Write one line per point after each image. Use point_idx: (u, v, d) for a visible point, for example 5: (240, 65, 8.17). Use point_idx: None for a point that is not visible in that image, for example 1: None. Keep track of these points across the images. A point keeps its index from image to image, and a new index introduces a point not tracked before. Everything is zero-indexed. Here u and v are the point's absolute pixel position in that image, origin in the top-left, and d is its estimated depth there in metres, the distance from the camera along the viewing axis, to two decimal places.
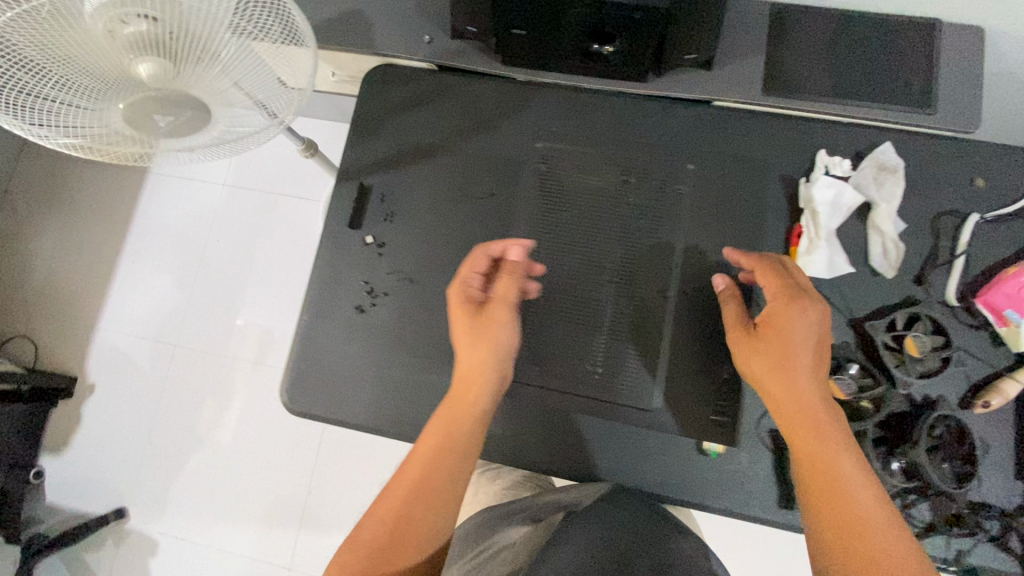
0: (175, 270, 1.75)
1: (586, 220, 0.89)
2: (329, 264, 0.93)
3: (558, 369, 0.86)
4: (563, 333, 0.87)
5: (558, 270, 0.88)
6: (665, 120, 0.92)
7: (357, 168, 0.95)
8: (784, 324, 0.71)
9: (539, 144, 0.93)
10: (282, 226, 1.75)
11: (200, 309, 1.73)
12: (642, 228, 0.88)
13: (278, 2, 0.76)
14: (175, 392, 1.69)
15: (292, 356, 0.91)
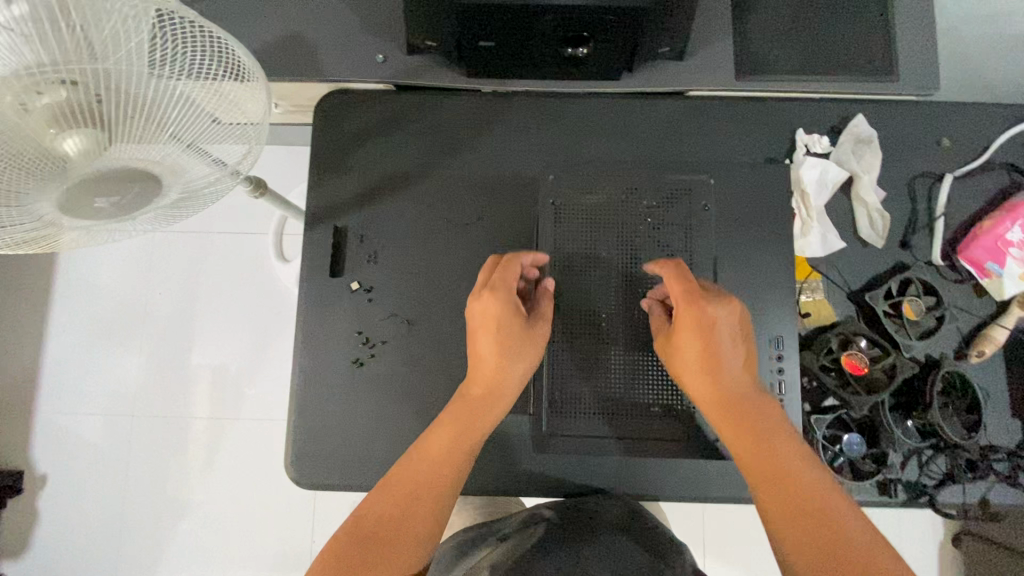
0: (116, 332, 1.58)
1: (583, 231, 0.83)
2: (316, 318, 0.86)
3: (576, 392, 0.81)
4: (577, 354, 0.81)
5: (564, 288, 0.82)
6: (646, 116, 0.89)
7: (329, 210, 0.88)
8: (702, 324, 0.72)
9: (520, 158, 0.89)
10: (231, 266, 1.61)
11: (153, 370, 1.57)
12: (644, 229, 0.83)
13: (213, 37, 0.64)
14: (143, 466, 1.54)
15: (293, 426, 0.84)
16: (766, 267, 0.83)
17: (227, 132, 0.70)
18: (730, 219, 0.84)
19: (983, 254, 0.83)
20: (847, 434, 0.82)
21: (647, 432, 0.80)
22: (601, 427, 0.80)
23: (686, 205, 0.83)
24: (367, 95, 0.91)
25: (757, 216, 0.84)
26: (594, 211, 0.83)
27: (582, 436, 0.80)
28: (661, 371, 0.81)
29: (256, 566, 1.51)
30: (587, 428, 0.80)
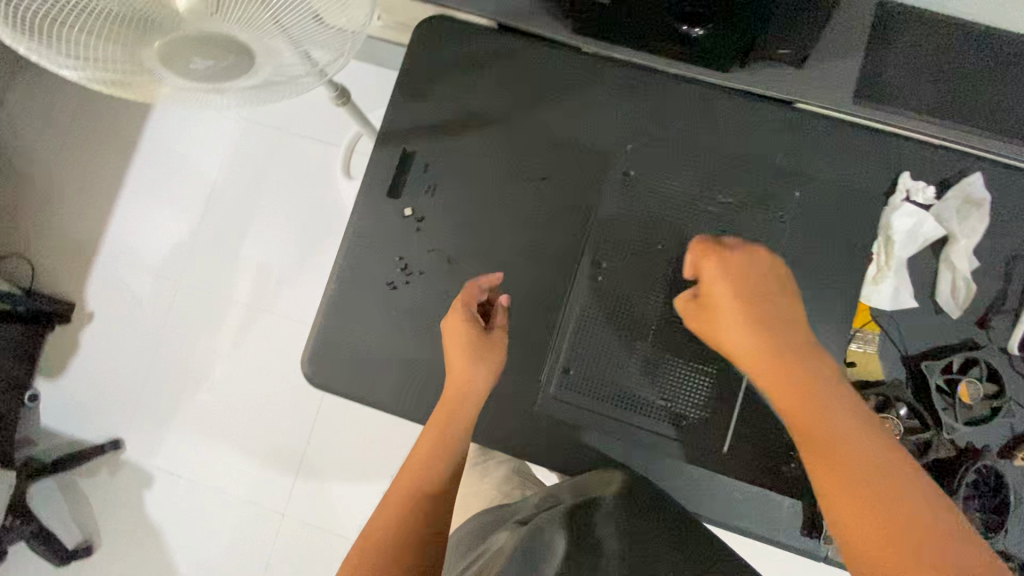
0: (182, 201, 1.67)
1: (649, 223, 0.81)
2: (363, 233, 0.87)
3: (593, 378, 0.80)
4: (605, 341, 0.80)
5: (614, 271, 0.81)
6: (744, 117, 0.84)
7: (400, 132, 0.88)
8: (732, 280, 0.69)
9: (603, 127, 0.86)
10: (298, 168, 1.66)
11: (206, 246, 1.66)
12: (712, 235, 0.81)
13: None
14: (177, 330, 1.65)
15: (318, 327, 0.87)
16: (825, 305, 0.79)
17: (324, 32, 0.69)
18: (805, 246, 0.80)
19: None
20: None
21: (668, 431, 0.79)
22: (623, 414, 0.80)
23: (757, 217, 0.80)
24: (470, 26, 0.90)
25: (834, 253, 0.80)
26: (659, 195, 0.82)
27: (603, 415, 0.80)
28: (683, 378, 0.79)
29: (254, 449, 1.60)
30: (610, 410, 0.80)
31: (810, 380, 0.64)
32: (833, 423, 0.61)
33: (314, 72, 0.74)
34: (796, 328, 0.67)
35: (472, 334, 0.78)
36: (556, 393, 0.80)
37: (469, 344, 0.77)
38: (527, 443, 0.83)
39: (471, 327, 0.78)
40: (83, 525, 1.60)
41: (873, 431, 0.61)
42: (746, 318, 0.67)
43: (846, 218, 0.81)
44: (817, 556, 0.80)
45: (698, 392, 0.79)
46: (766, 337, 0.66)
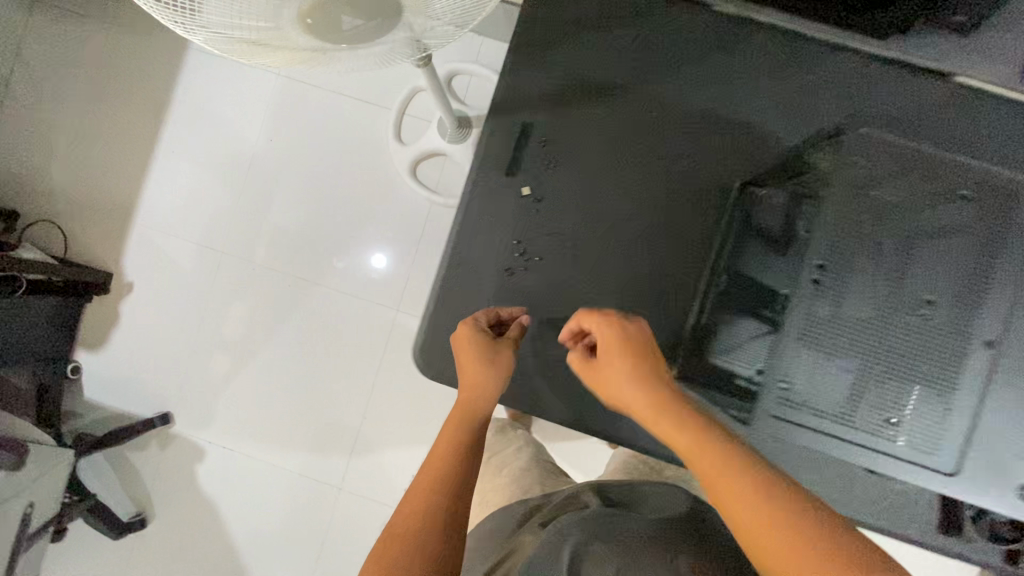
0: (221, 165, 1.57)
1: (872, 212, 0.65)
2: (475, 214, 0.80)
3: (795, 399, 0.65)
4: (812, 355, 0.66)
5: (835, 273, 0.64)
6: (902, 90, 0.76)
7: (516, 102, 0.79)
8: (629, 351, 0.55)
9: (742, 100, 0.78)
10: (347, 130, 1.55)
11: (248, 213, 1.57)
12: (946, 228, 0.65)
13: None
14: (222, 302, 1.58)
15: (428, 315, 0.81)
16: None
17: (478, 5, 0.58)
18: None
19: None
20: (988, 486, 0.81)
21: (907, 454, 0.66)
22: (851, 434, 0.66)
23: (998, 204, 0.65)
24: None
25: None
26: (895, 172, 0.65)
27: (829, 437, 0.66)
28: (899, 400, 0.65)
29: (308, 425, 1.57)
30: (836, 431, 0.66)
31: (682, 446, 0.49)
32: (733, 493, 0.45)
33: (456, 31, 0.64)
34: (657, 391, 0.52)
35: (472, 353, 0.69)
36: (768, 412, 0.67)
37: (473, 361, 0.69)
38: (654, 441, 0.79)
39: (474, 348, 0.69)
40: (134, 499, 1.57)
41: (756, 486, 0.45)
42: (658, 401, 0.52)
43: None
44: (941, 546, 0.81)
45: (944, 413, 0.64)
46: (660, 409, 0.51)
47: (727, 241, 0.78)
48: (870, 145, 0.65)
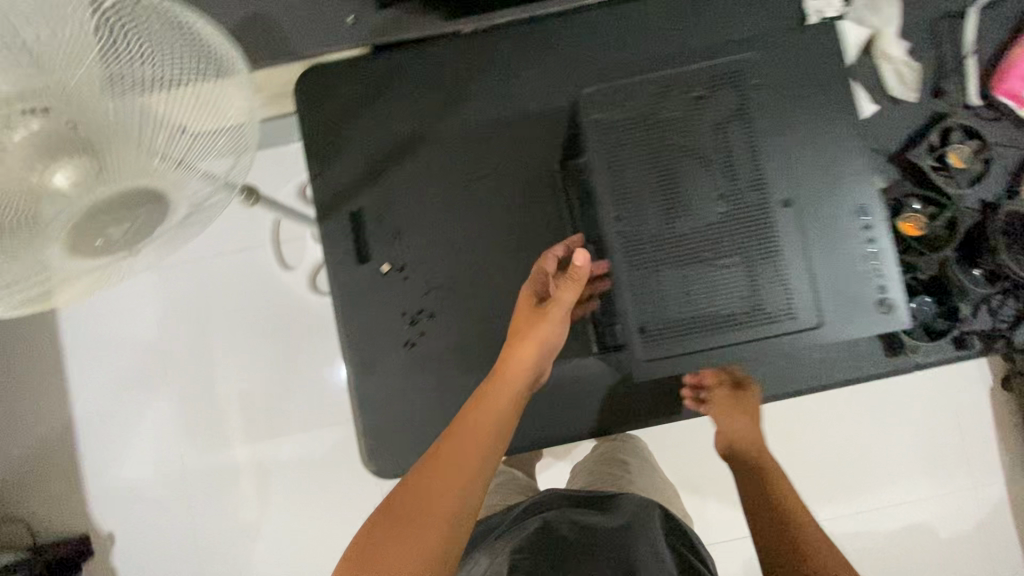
0: (143, 379, 1.46)
1: (623, 152, 0.74)
2: (352, 312, 0.82)
3: (672, 323, 0.74)
4: (666, 284, 0.74)
5: (631, 221, 0.74)
6: (643, 18, 0.83)
7: (337, 197, 0.82)
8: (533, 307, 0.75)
9: (530, 96, 0.83)
10: (243, 282, 1.47)
11: (192, 411, 1.45)
12: (684, 126, 0.74)
13: (167, 17, 0.56)
14: (207, 510, 1.43)
15: (362, 421, 0.82)
16: (824, 142, 0.76)
17: (218, 138, 0.60)
18: (780, 100, 0.76)
19: (1021, 84, 0.80)
20: (922, 297, 0.80)
21: (773, 330, 0.73)
22: (715, 337, 0.73)
23: (722, 100, 0.74)
24: (342, 66, 0.84)
25: (804, 80, 0.76)
26: (621, 109, 0.74)
27: (699, 349, 0.73)
28: (745, 273, 0.73)
29: None
30: (703, 340, 0.73)
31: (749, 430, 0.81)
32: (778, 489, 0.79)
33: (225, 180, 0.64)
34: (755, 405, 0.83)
35: (537, 327, 0.72)
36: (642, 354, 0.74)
37: (534, 321, 0.73)
38: (614, 414, 0.83)
39: (535, 313, 0.74)
40: None
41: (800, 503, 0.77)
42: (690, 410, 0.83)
43: None
44: (919, 367, 0.81)
45: (781, 283, 0.73)
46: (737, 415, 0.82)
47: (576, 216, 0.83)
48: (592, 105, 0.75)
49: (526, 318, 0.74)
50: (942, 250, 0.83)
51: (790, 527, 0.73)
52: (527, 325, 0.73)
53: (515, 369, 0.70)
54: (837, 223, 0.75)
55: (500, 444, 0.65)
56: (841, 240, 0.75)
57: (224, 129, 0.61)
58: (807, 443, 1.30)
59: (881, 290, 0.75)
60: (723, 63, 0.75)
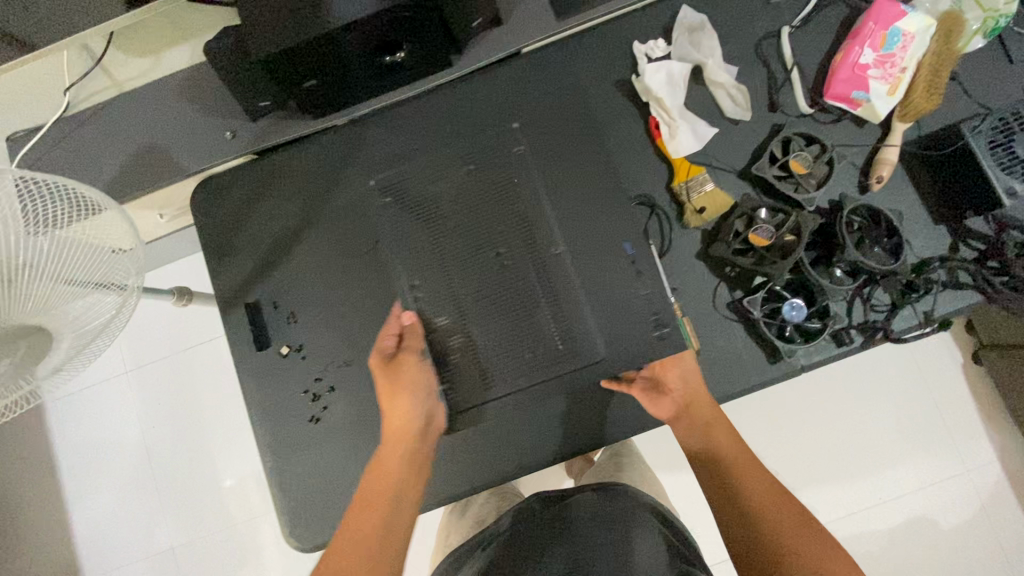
0: (118, 487, 1.37)
1: (417, 229, 0.85)
2: (261, 395, 0.88)
3: (463, 380, 0.81)
4: (459, 342, 0.82)
5: (423, 289, 0.84)
6: (489, 89, 0.92)
7: (236, 292, 0.90)
8: (394, 369, 0.79)
9: (384, 174, 0.89)
10: (194, 369, 1.39)
11: (172, 511, 1.35)
12: (462, 203, 0.85)
13: (57, 185, 0.70)
14: None
15: (281, 498, 0.86)
16: (587, 193, 0.84)
17: (106, 259, 0.72)
18: (537, 162, 0.86)
19: (845, 87, 0.84)
20: (787, 301, 0.81)
21: (565, 366, 0.81)
22: (502, 385, 0.81)
23: (497, 174, 0.86)
24: (230, 176, 0.94)
25: (573, 141, 0.87)
26: (399, 199, 0.87)
27: (502, 396, 0.81)
28: (524, 324, 0.82)
29: None
30: (505, 386, 0.81)
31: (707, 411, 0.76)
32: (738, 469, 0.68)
33: (122, 301, 0.74)
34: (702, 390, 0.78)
35: (398, 388, 0.78)
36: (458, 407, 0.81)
37: (393, 385, 0.78)
38: (519, 457, 0.85)
39: (391, 378, 0.78)
40: None
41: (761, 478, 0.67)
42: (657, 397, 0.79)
43: (610, 112, 0.90)
44: (801, 368, 0.83)
45: (559, 323, 0.81)
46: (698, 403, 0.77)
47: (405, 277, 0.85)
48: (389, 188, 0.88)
49: (389, 381, 0.78)
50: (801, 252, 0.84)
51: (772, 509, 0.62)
52: (388, 389, 0.78)
53: (395, 429, 0.76)
54: (607, 256, 0.83)
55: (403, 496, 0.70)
56: (619, 275, 0.82)
57: (110, 256, 0.73)
58: (779, 447, 1.25)
59: (655, 314, 0.81)
60: (496, 136, 0.88)
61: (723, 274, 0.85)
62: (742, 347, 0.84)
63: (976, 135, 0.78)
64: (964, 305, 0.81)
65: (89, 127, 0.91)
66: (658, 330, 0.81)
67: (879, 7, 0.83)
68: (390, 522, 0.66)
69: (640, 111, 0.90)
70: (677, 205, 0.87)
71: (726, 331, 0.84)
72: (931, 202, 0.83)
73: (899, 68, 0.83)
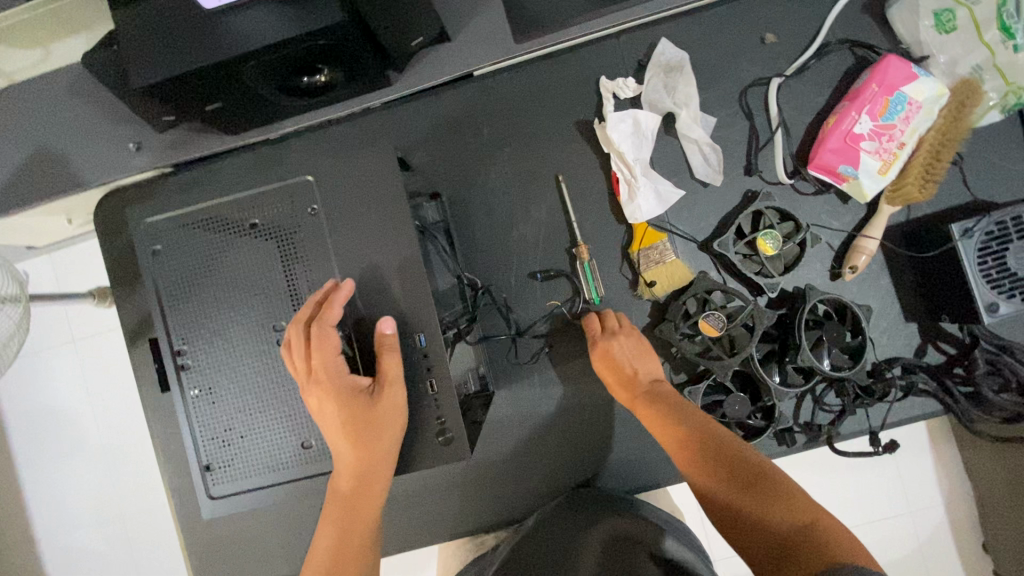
0: (29, 480, 1.28)
1: (195, 274, 0.64)
2: (162, 438, 0.81)
3: (240, 468, 0.64)
4: (228, 418, 0.63)
5: (205, 355, 0.64)
6: (433, 119, 0.81)
7: (145, 322, 0.82)
8: (377, 405, 0.59)
9: (246, 204, 0.64)
10: (98, 369, 1.26)
11: (87, 507, 1.26)
12: (250, 254, 0.63)
13: None
14: None
15: (185, 545, 0.81)
16: (387, 249, 0.63)
17: None
18: (345, 215, 0.63)
19: (833, 158, 0.73)
20: (730, 397, 0.74)
21: None
22: (275, 479, 0.63)
23: (295, 215, 0.64)
24: (138, 190, 0.83)
25: (365, 178, 0.64)
26: (190, 229, 0.64)
27: (255, 489, 0.63)
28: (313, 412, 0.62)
29: None
30: (265, 474, 0.63)
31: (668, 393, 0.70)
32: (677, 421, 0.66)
33: (18, 313, 0.74)
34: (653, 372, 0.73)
35: (350, 409, 0.60)
36: (219, 491, 0.64)
37: (343, 414, 0.60)
38: (437, 525, 0.80)
39: (342, 392, 0.60)
40: None
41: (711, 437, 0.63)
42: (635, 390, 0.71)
43: (567, 157, 0.79)
44: None
45: None
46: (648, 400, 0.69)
47: (196, 344, 0.64)
48: (160, 231, 0.65)
49: (369, 411, 0.59)
50: (726, 317, 0.73)
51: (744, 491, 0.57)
52: (370, 418, 0.59)
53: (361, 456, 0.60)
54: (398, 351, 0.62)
55: (370, 488, 0.62)
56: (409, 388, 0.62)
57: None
58: None
59: (440, 419, 0.61)
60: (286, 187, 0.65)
61: (669, 355, 0.78)
62: None
63: (966, 240, 0.68)
64: (921, 413, 0.76)
65: None
66: (443, 435, 0.61)
67: (887, 67, 0.70)
68: (355, 518, 0.63)
69: (600, 159, 0.79)
70: (630, 272, 0.79)
71: None
72: (903, 297, 0.76)
73: (897, 143, 0.71)
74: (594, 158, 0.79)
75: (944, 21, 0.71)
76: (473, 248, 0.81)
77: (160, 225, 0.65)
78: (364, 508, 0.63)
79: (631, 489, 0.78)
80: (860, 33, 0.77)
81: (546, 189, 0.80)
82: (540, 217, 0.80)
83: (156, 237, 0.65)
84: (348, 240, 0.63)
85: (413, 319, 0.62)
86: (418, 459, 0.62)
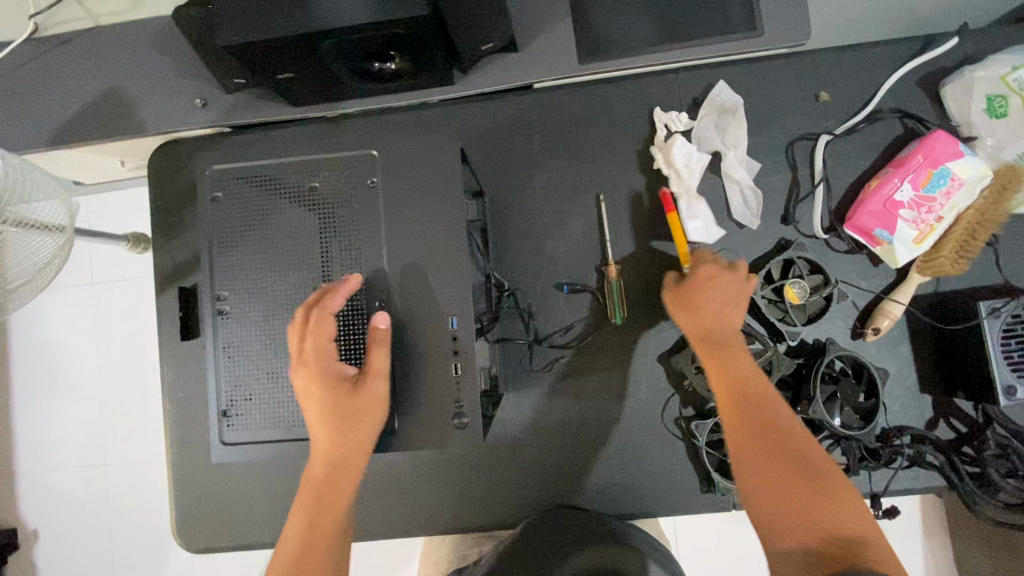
0: (23, 413, 1.28)
1: (245, 229, 0.66)
2: (172, 385, 0.82)
3: (255, 421, 0.65)
4: (254, 369, 0.65)
5: (241, 306, 0.65)
6: (487, 123, 0.83)
7: (179, 271, 0.84)
8: (359, 394, 0.61)
9: (303, 170, 0.66)
10: (113, 313, 1.28)
11: (74, 449, 1.27)
12: (302, 217, 0.65)
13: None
14: (96, 552, 1.25)
15: (174, 496, 0.82)
16: (429, 235, 0.65)
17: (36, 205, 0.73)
18: (394, 197, 0.66)
19: (870, 221, 0.74)
20: None
21: None
22: (289, 435, 0.65)
23: (351, 188, 0.66)
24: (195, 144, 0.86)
25: (418, 164, 0.66)
26: (247, 185, 0.67)
27: (267, 442, 0.65)
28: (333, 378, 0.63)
29: None
30: (280, 428, 0.65)
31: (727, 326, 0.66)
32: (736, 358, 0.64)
33: (63, 243, 0.76)
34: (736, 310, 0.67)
35: (333, 395, 0.60)
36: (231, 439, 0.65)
37: (325, 399, 0.61)
38: (425, 517, 0.80)
39: (327, 378, 0.61)
40: None
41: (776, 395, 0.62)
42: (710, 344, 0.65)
43: (611, 177, 0.81)
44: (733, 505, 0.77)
45: None
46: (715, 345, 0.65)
47: (234, 295, 0.66)
48: (218, 182, 0.67)
49: (349, 400, 0.60)
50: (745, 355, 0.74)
51: (788, 472, 0.56)
52: (350, 406, 0.60)
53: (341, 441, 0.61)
54: (424, 333, 0.64)
55: (347, 474, 0.62)
56: (430, 368, 0.63)
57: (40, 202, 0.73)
58: None
59: (457, 403, 0.63)
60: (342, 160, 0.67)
61: (680, 386, 0.79)
62: (678, 465, 0.78)
63: (992, 319, 0.69)
64: (922, 486, 0.75)
65: (62, 56, 0.84)
66: (459, 419, 0.62)
67: (935, 141, 0.72)
68: (329, 502, 0.62)
69: (643, 185, 0.81)
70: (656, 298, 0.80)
71: (668, 445, 0.78)
72: (920, 367, 0.76)
73: (935, 215, 0.73)
74: (637, 183, 0.81)
75: (996, 107, 0.73)
76: (507, 250, 0.82)
77: (217, 178, 0.67)
78: (339, 494, 0.62)
79: (623, 512, 0.78)
80: (912, 105, 0.79)
81: (585, 205, 0.82)
82: (575, 232, 0.82)
83: (213, 187, 0.67)
84: (395, 220, 0.65)
85: (445, 306, 0.64)
86: (425, 441, 0.63)
